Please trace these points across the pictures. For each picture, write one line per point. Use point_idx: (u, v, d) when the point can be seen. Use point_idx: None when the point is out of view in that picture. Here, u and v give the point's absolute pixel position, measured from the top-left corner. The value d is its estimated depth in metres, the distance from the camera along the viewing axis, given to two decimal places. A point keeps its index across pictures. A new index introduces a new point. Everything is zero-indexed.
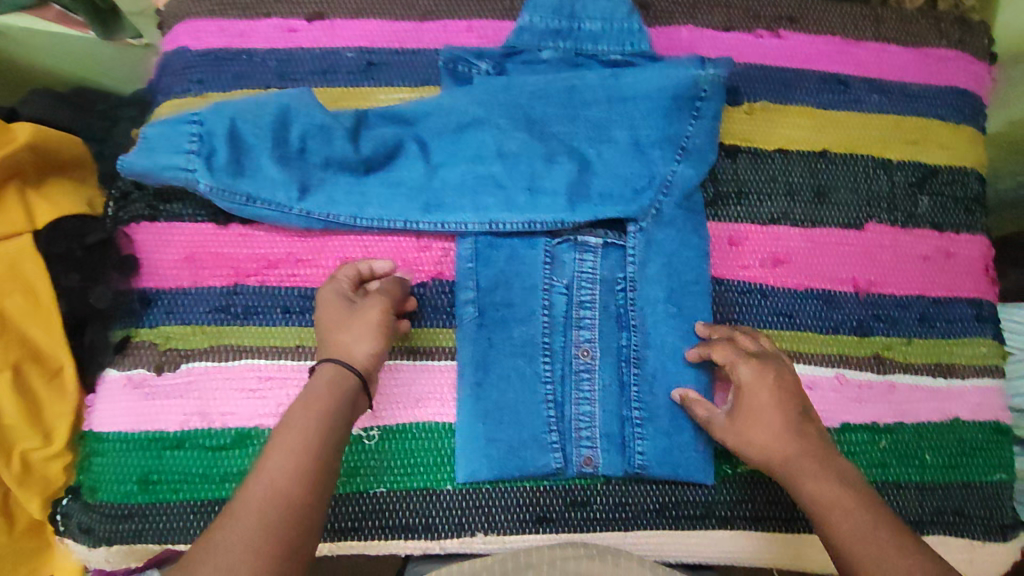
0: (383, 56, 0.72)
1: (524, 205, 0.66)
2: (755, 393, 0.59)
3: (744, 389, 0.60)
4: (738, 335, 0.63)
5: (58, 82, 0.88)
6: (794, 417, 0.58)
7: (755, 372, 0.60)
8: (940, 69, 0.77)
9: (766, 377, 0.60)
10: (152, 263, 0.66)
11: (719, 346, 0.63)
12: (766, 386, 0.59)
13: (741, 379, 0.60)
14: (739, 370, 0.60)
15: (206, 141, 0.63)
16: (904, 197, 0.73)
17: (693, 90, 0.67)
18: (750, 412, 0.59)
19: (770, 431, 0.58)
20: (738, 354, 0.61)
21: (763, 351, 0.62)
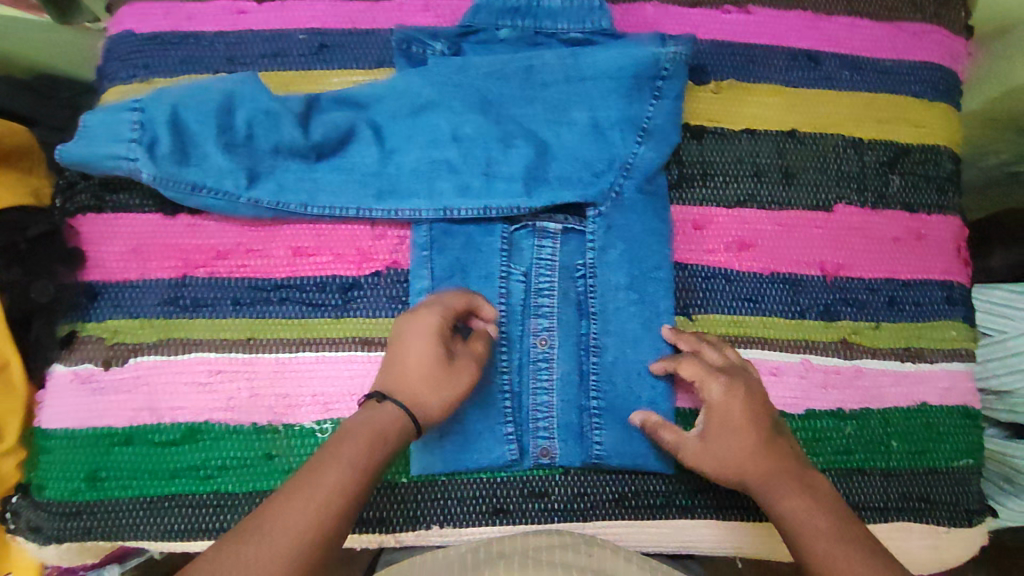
0: (335, 38, 0.69)
1: (480, 190, 0.64)
2: (727, 410, 0.57)
3: (714, 407, 0.58)
4: (704, 348, 0.61)
5: (17, 71, 0.78)
6: (766, 433, 0.57)
7: (724, 390, 0.58)
8: (914, 44, 0.74)
9: (736, 393, 0.58)
10: (97, 255, 0.64)
11: (685, 362, 0.60)
12: (737, 402, 0.57)
13: (711, 398, 0.58)
14: (710, 388, 0.58)
15: (147, 129, 0.60)
16: (875, 178, 0.71)
17: (654, 68, 0.64)
18: (722, 432, 0.57)
19: (739, 445, 0.57)
20: (705, 369, 0.59)
21: (729, 363, 0.60)
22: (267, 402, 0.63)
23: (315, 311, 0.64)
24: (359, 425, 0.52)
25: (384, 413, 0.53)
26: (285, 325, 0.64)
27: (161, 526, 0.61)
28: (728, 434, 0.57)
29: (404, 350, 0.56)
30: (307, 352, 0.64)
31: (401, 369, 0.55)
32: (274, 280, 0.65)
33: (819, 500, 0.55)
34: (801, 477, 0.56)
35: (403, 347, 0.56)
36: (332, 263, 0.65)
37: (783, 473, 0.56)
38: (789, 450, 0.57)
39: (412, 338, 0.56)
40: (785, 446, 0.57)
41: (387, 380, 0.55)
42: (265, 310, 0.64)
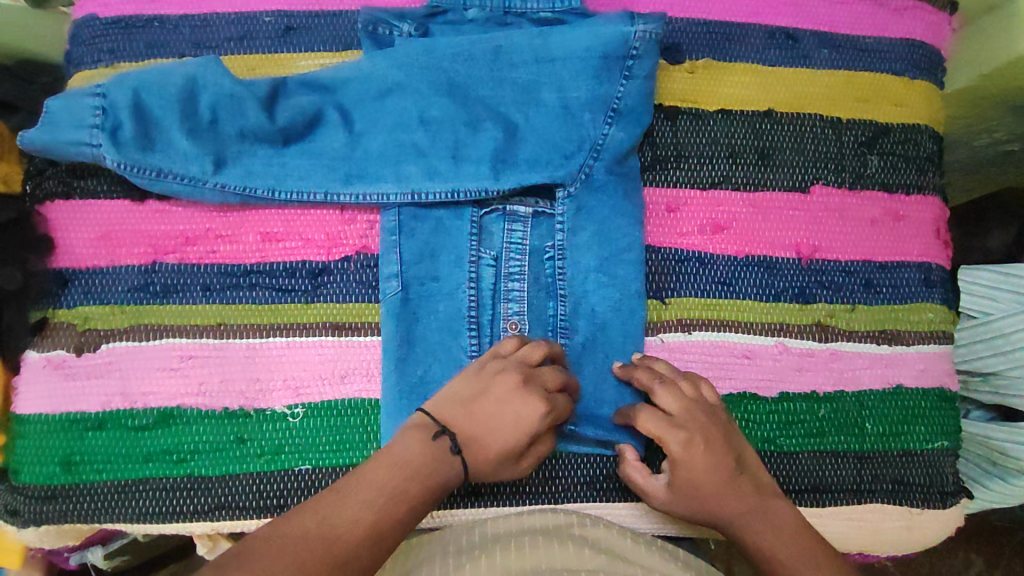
0: (302, 20, 0.69)
1: (447, 173, 0.64)
2: (688, 467, 0.56)
3: (677, 463, 0.56)
4: (658, 390, 0.58)
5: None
6: (729, 476, 0.56)
7: (684, 445, 0.56)
8: (894, 20, 0.73)
9: (695, 446, 0.56)
10: (66, 241, 0.64)
11: (642, 416, 0.58)
12: (698, 456, 0.56)
13: (673, 454, 0.56)
14: (670, 445, 0.56)
15: (110, 115, 0.60)
16: (853, 157, 0.70)
17: (623, 47, 0.64)
18: (689, 485, 0.56)
19: (703, 489, 0.56)
20: (662, 424, 0.57)
21: (684, 410, 0.57)
22: (238, 386, 0.63)
23: (285, 296, 0.64)
24: (405, 461, 0.51)
25: (450, 466, 0.52)
26: (256, 310, 0.64)
27: (136, 510, 0.61)
28: (688, 470, 0.56)
29: (496, 415, 0.54)
30: (278, 338, 0.64)
31: (487, 429, 0.54)
32: (244, 265, 0.65)
33: (773, 520, 0.55)
34: (765, 510, 0.56)
35: (504, 417, 0.54)
36: (302, 248, 0.65)
37: (747, 509, 0.56)
38: (753, 487, 0.56)
39: (511, 422, 0.54)
40: (750, 483, 0.57)
41: (463, 420, 0.54)
42: (235, 296, 0.64)
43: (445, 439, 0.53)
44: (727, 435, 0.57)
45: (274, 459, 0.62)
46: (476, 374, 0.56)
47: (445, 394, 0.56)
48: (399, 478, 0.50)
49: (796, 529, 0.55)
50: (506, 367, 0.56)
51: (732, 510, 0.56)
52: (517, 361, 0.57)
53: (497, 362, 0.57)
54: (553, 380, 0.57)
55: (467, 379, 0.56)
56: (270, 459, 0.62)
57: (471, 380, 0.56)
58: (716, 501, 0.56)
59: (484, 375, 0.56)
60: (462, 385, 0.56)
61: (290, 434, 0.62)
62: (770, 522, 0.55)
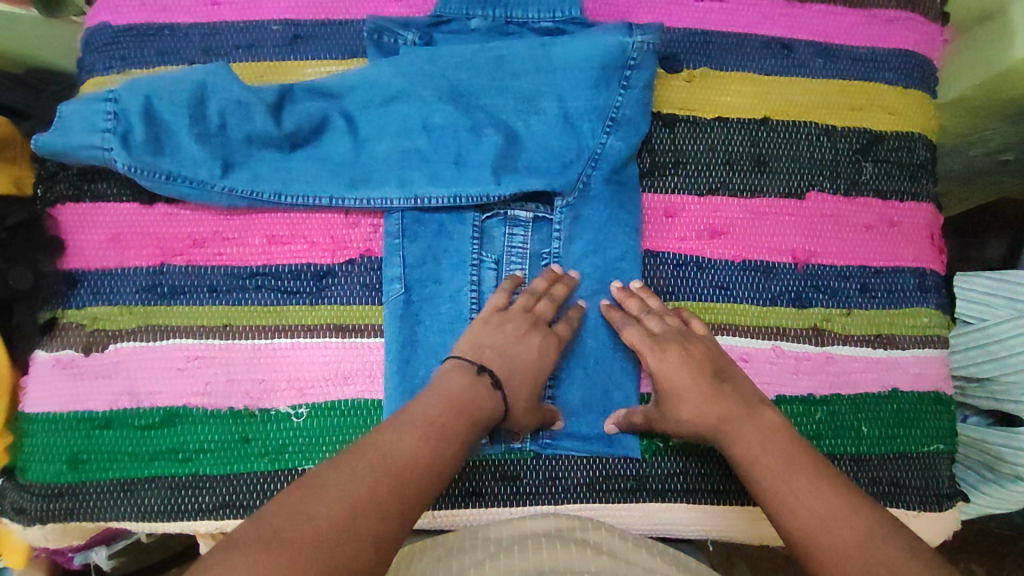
0: (309, 29, 0.71)
1: (450, 178, 0.65)
2: (666, 372, 0.59)
3: (655, 373, 0.60)
4: (643, 313, 0.62)
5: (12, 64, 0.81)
6: (708, 381, 0.58)
7: (659, 354, 0.60)
8: (888, 31, 0.74)
9: (669, 355, 0.60)
10: (76, 243, 0.65)
11: (626, 331, 0.62)
12: (675, 365, 0.59)
13: (651, 364, 0.60)
14: (647, 357, 0.60)
15: (122, 119, 0.62)
16: (848, 165, 0.71)
17: (621, 57, 0.65)
18: (671, 393, 0.59)
19: (680, 392, 0.59)
20: (643, 337, 0.61)
21: (667, 329, 0.61)
22: (244, 387, 0.64)
23: (289, 298, 0.65)
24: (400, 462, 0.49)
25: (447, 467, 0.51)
26: (259, 312, 0.65)
27: (142, 507, 0.62)
28: (669, 380, 0.59)
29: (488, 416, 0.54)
30: (283, 338, 0.65)
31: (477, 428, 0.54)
32: (249, 267, 0.66)
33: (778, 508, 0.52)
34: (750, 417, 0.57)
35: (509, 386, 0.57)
36: (306, 250, 0.66)
37: (733, 414, 0.57)
38: (736, 395, 0.58)
39: (513, 405, 0.57)
40: (735, 390, 0.58)
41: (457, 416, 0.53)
42: (241, 297, 0.65)
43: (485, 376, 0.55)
44: (707, 351, 0.60)
45: (278, 458, 0.63)
46: (484, 328, 0.60)
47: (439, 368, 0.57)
48: (405, 455, 0.49)
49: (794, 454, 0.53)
50: (504, 351, 0.58)
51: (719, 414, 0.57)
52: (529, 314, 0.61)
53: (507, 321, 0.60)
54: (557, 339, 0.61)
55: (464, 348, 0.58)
56: (273, 459, 0.63)
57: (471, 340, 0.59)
58: (701, 405, 0.58)
59: (501, 330, 0.59)
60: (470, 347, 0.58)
61: (294, 433, 0.63)
62: (757, 432, 0.55)
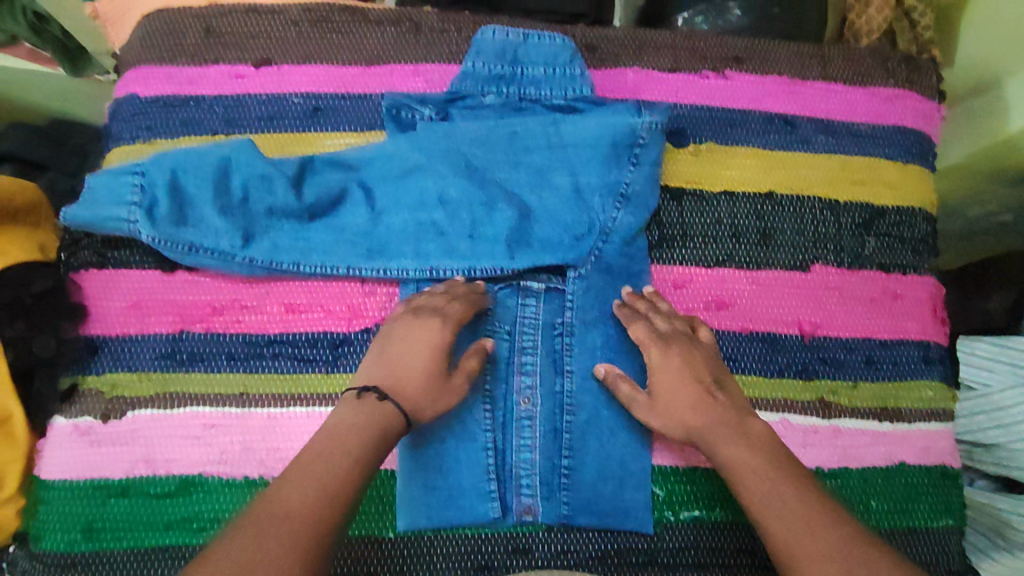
0: (329, 102, 0.73)
1: (465, 251, 0.67)
2: (664, 372, 0.62)
3: (654, 371, 0.62)
4: (653, 312, 0.65)
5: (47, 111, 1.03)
6: (703, 392, 0.60)
7: (662, 354, 0.62)
8: (887, 108, 0.77)
9: (672, 355, 0.62)
10: (99, 308, 0.67)
11: (634, 324, 0.64)
12: (675, 366, 0.61)
13: (651, 362, 0.63)
14: (650, 353, 0.63)
15: (148, 193, 0.64)
16: (851, 239, 0.73)
17: (630, 136, 0.68)
18: (668, 392, 0.61)
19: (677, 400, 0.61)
20: (649, 332, 0.63)
21: (671, 330, 0.64)
22: (259, 455, 0.65)
23: (306, 366, 0.67)
24: None
25: None
26: (276, 380, 0.66)
27: None
28: (675, 415, 0.60)
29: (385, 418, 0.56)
30: (299, 407, 0.66)
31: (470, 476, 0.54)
32: (267, 335, 0.67)
33: None
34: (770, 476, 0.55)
35: (419, 404, 0.58)
36: (323, 319, 0.68)
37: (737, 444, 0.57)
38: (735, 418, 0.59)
39: None
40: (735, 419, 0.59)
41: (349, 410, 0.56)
42: (258, 365, 0.66)
43: (369, 395, 0.57)
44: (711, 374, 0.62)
45: None
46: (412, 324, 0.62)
47: (410, 386, 0.58)
48: None
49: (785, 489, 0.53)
50: (406, 360, 0.60)
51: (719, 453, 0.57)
52: (417, 306, 0.63)
53: (406, 316, 0.63)
54: (449, 320, 0.62)
55: (379, 354, 0.61)
56: None
57: (408, 344, 0.61)
58: (698, 425, 0.59)
59: None
60: (424, 363, 0.60)
61: None
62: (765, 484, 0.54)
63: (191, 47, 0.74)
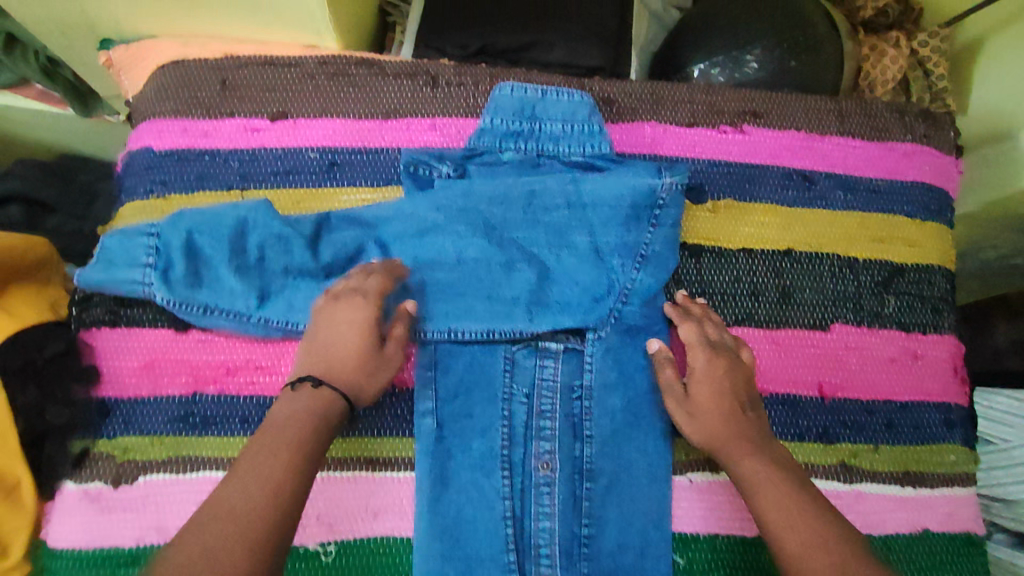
0: (346, 156, 0.73)
1: (483, 313, 0.66)
2: (704, 379, 0.63)
3: (694, 375, 0.64)
4: (707, 319, 0.67)
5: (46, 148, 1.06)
6: (736, 407, 0.62)
7: (708, 362, 0.64)
8: (906, 164, 0.76)
9: (718, 364, 0.63)
10: (111, 370, 0.66)
11: (685, 325, 0.66)
12: (718, 375, 0.63)
13: (695, 366, 0.64)
14: (696, 356, 0.64)
15: (163, 254, 0.64)
16: (870, 298, 0.73)
17: (651, 198, 0.67)
18: (703, 401, 0.62)
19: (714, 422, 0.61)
20: (699, 336, 0.65)
21: (721, 341, 0.65)
22: None
23: None
24: None
25: None
26: None
27: None
28: (704, 435, 0.62)
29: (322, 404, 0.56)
30: None
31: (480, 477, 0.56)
32: None
33: None
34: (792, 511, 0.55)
35: (358, 386, 0.59)
36: None
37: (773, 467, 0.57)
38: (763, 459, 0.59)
39: None
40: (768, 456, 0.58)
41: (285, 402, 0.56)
42: None
43: (305, 385, 0.57)
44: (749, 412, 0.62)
45: None
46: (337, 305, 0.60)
47: (347, 371, 0.58)
48: None
49: (811, 535, 0.51)
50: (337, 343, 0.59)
51: (743, 473, 0.58)
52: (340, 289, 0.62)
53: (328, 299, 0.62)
54: (371, 296, 0.61)
55: (310, 343, 0.60)
56: None
57: (334, 326, 0.60)
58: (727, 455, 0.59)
59: None
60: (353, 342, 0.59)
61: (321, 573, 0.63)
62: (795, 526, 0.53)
63: (206, 99, 0.74)
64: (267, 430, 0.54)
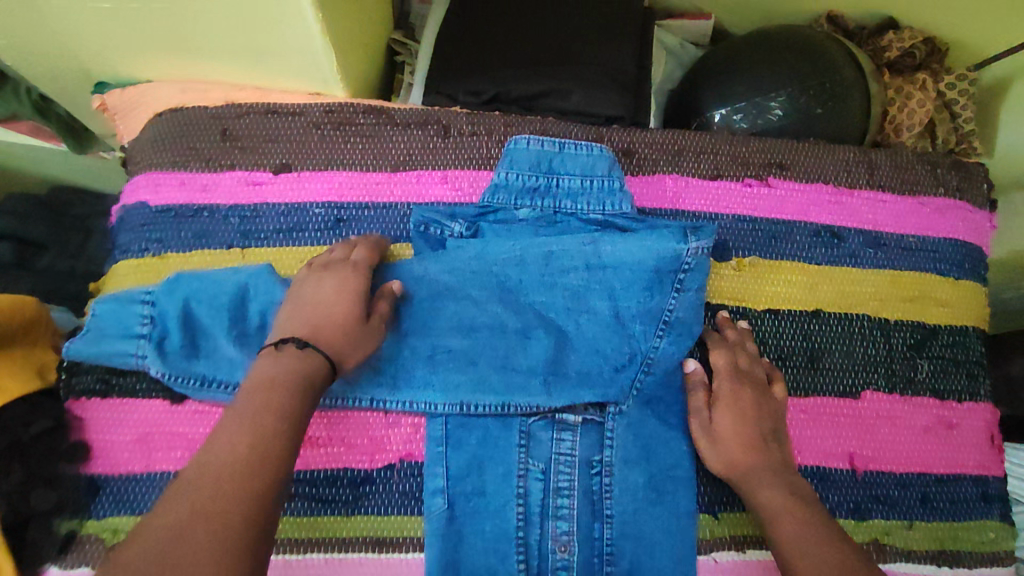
0: (352, 212, 0.69)
1: (497, 386, 0.63)
2: (726, 405, 0.62)
3: (717, 403, 0.62)
4: (740, 344, 0.66)
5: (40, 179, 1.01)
6: (766, 451, 0.60)
7: (730, 392, 0.62)
8: (939, 219, 0.73)
9: (742, 393, 0.62)
10: (102, 445, 0.62)
11: (715, 351, 0.64)
12: (743, 407, 0.61)
13: (718, 392, 0.63)
14: (719, 382, 0.63)
15: (158, 324, 0.61)
16: (902, 362, 0.69)
17: (675, 263, 0.63)
18: (726, 431, 0.61)
19: (740, 477, 0.59)
20: (726, 361, 0.64)
21: (750, 371, 0.64)
22: None
23: (325, 508, 0.62)
24: None
25: None
26: (294, 522, 0.62)
27: None
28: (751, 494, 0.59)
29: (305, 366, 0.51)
30: (317, 553, 0.61)
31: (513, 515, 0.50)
32: None
33: None
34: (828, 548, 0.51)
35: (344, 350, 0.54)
36: (343, 454, 0.63)
37: (811, 537, 0.53)
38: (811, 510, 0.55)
39: None
40: (815, 533, 0.54)
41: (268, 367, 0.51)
42: None
43: (289, 346, 0.52)
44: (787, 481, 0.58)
45: None
46: (327, 274, 0.58)
47: (335, 334, 0.54)
48: None
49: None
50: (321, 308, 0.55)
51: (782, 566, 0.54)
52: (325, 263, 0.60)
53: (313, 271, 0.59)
54: (360, 267, 0.60)
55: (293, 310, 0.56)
56: None
57: (320, 295, 0.56)
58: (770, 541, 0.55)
59: None
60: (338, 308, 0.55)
61: None
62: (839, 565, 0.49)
63: (205, 152, 0.70)
64: (249, 392, 0.49)
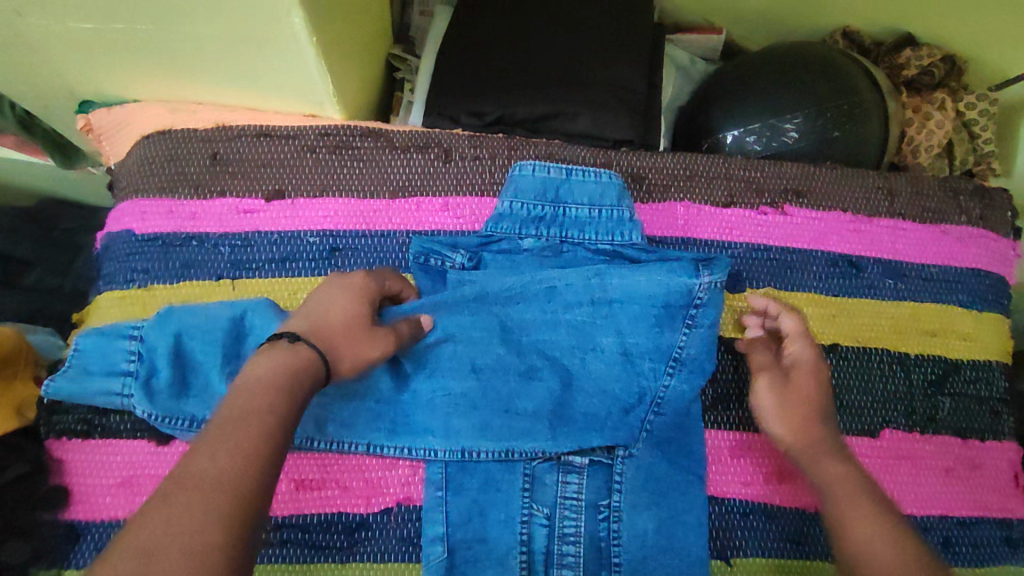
0: (349, 241, 0.66)
1: (500, 430, 0.60)
2: (807, 370, 0.59)
3: (797, 367, 0.60)
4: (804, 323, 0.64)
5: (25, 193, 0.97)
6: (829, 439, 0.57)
7: (811, 358, 0.60)
8: (960, 249, 0.70)
9: (821, 367, 0.60)
10: (83, 489, 0.59)
11: (789, 315, 0.62)
12: (820, 377, 0.59)
13: (797, 357, 0.60)
14: (797, 346, 0.61)
15: (146, 360, 0.57)
16: (922, 399, 0.66)
17: (686, 298, 0.60)
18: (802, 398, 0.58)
19: (802, 456, 0.56)
20: (803, 330, 0.62)
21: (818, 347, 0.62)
22: None
23: (319, 554, 0.59)
24: None
25: None
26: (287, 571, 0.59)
27: None
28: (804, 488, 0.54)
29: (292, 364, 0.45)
30: None
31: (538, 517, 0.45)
32: (274, 518, 0.59)
33: None
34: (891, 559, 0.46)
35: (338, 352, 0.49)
36: (338, 498, 0.60)
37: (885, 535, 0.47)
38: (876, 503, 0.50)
39: None
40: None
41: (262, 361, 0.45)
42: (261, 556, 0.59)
43: (283, 341, 0.47)
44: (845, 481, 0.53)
45: None
46: (338, 277, 0.55)
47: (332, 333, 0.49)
48: None
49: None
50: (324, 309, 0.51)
51: None
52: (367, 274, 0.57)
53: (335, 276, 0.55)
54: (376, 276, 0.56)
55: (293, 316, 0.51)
56: None
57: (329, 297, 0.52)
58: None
59: None
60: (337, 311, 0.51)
61: None
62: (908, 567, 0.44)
63: (194, 177, 0.67)
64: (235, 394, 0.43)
